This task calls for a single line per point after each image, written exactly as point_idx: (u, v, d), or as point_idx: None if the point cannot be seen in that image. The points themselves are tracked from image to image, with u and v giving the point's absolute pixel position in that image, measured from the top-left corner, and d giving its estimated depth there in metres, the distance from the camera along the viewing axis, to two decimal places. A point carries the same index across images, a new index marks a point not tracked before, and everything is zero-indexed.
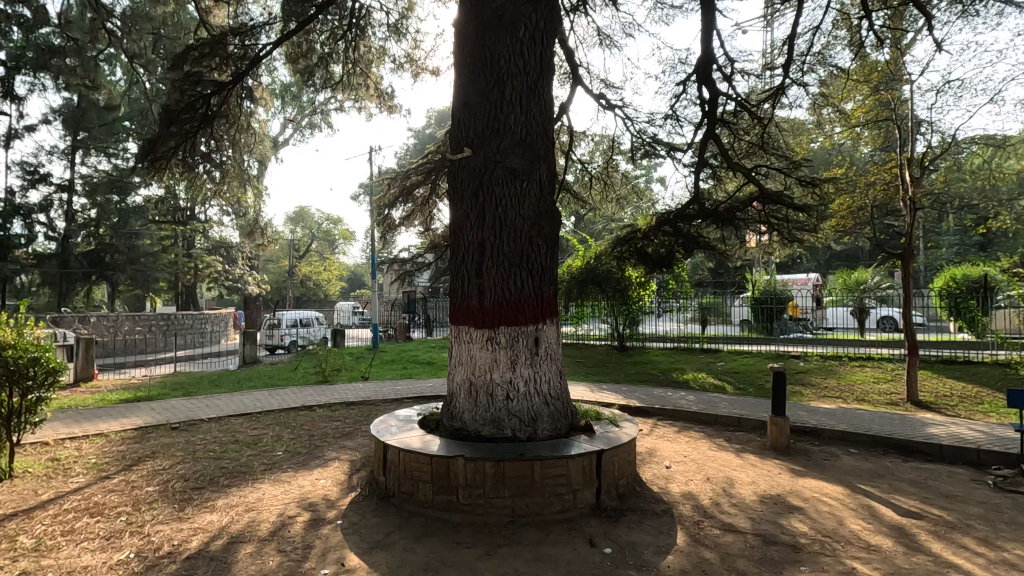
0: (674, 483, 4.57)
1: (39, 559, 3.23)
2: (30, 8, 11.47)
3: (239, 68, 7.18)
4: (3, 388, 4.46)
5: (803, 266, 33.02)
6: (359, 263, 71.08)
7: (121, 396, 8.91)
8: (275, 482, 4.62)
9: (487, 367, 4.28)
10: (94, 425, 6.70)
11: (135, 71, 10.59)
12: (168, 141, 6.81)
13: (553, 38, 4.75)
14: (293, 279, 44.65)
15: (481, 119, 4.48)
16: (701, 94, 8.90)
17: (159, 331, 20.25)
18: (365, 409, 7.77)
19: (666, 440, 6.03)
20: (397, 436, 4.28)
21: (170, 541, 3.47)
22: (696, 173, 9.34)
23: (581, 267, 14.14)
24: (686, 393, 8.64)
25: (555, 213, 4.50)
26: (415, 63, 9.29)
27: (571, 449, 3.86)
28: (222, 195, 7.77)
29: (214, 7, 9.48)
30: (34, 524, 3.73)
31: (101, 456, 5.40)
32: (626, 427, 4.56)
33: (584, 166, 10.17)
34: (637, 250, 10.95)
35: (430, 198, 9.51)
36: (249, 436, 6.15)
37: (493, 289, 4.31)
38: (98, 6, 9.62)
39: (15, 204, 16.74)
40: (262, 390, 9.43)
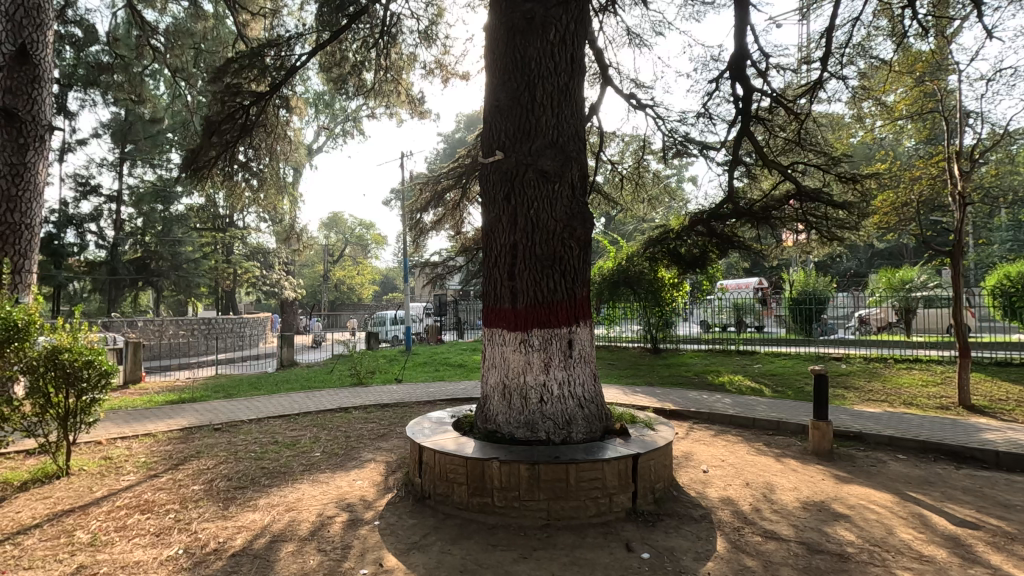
0: (713, 487, 4.48)
1: (95, 554, 3.38)
2: (81, 28, 12.09)
3: (276, 78, 7.36)
4: (60, 389, 4.70)
5: (844, 265, 32.04)
6: (391, 267, 72.36)
7: (167, 397, 9.29)
8: (314, 483, 4.71)
9: (521, 370, 4.28)
10: (143, 426, 6.97)
11: (178, 86, 11.07)
12: (210, 151, 7.07)
13: (583, 39, 4.73)
14: (328, 283, 45.78)
15: (513, 122, 4.49)
16: (734, 91, 8.76)
17: (201, 335, 20.98)
18: (400, 411, 7.88)
19: (702, 444, 5.92)
20: (432, 438, 4.33)
21: (216, 538, 3.59)
22: (730, 172, 9.16)
23: (613, 268, 13.89)
24: (722, 397, 8.45)
25: (587, 214, 4.48)
26: (444, 68, 9.39)
27: (606, 452, 3.83)
28: (260, 202, 8.04)
29: (251, 20, 9.83)
30: (90, 519, 3.91)
31: (149, 455, 5.62)
32: (662, 430, 4.49)
33: (613, 167, 10.08)
34: (670, 251, 11.18)
35: (460, 202, 9.60)
36: (288, 437, 6.32)
37: (525, 291, 4.31)
38: (144, 26, 10.18)
39: (69, 215, 17.66)
40: (300, 392, 9.68)
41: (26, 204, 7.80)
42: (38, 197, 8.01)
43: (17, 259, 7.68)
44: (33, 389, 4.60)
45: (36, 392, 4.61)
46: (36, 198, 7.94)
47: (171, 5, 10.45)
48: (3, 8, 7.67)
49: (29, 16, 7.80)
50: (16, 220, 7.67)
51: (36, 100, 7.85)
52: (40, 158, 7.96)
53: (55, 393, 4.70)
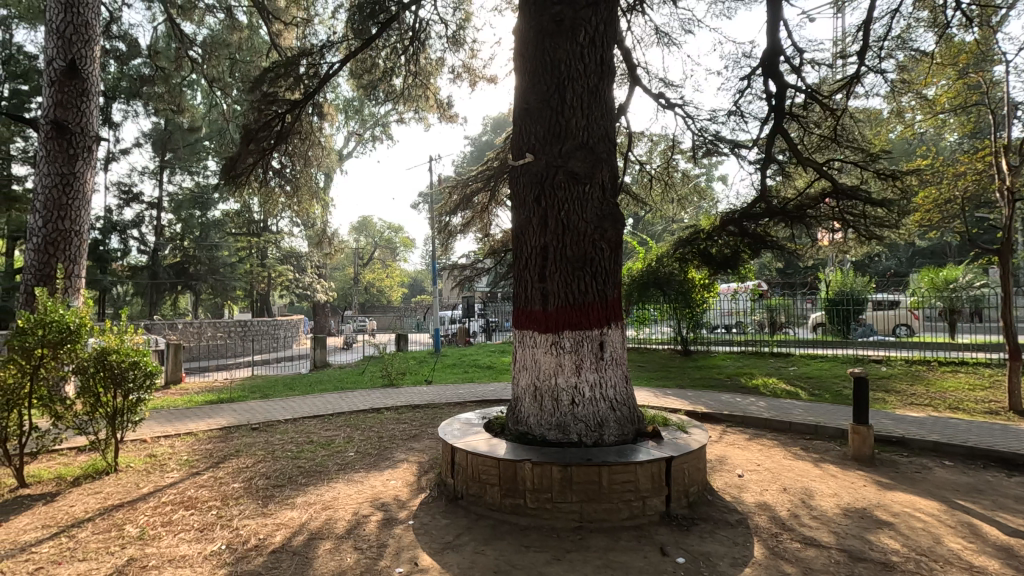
0: (749, 492, 4.39)
1: (143, 547, 3.51)
2: (125, 42, 12.62)
3: (310, 86, 7.55)
4: (108, 389, 4.91)
5: (883, 264, 31.06)
6: (419, 270, 73.13)
7: (207, 397, 9.59)
8: (349, 482, 4.80)
9: (553, 371, 4.28)
10: (185, 425, 7.20)
11: (215, 95, 11.44)
12: (248, 158, 7.29)
13: (613, 40, 4.71)
14: (359, 286, 46.61)
15: (543, 124, 4.50)
16: (766, 89, 8.61)
17: (237, 336, 21.58)
18: (430, 412, 7.96)
19: (737, 448, 5.81)
20: (465, 439, 4.36)
21: (256, 535, 3.69)
22: (762, 171, 8.98)
23: (642, 269, 13.67)
24: (756, 399, 8.28)
25: (618, 215, 4.45)
26: (471, 72, 9.46)
27: (639, 455, 3.80)
28: (293, 207, 8.23)
29: (283, 30, 10.10)
30: (137, 514, 4.06)
31: (191, 453, 5.81)
32: (695, 433, 4.44)
33: (642, 167, 10.00)
34: (700, 252, 11.04)
35: (488, 205, 9.65)
36: (323, 436, 6.45)
37: (556, 293, 4.31)
38: (182, 38, 10.57)
39: (113, 221, 18.40)
40: (333, 392, 9.86)
41: (76, 212, 8.18)
42: (87, 205, 8.40)
43: (68, 264, 8.07)
44: (84, 388, 4.80)
45: (87, 392, 4.82)
46: (85, 206, 8.32)
47: (207, 18, 10.81)
48: (55, 26, 8.07)
49: (78, 33, 8.17)
50: (67, 227, 8.07)
51: (85, 112, 8.22)
52: (89, 168, 8.34)
53: (103, 392, 4.91)
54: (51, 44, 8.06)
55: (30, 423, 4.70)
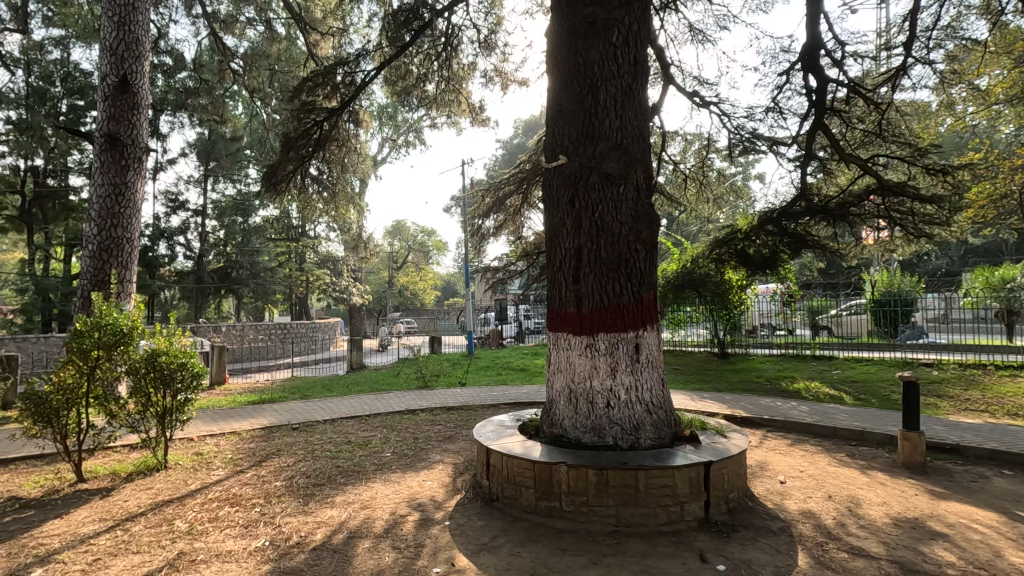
0: (791, 499, 4.27)
1: (192, 542, 3.65)
2: (172, 56, 13.20)
3: (347, 94, 7.74)
4: (158, 389, 5.12)
5: (932, 263, 29.75)
6: (451, 273, 73.74)
7: (249, 398, 9.90)
8: (386, 482, 4.87)
9: (587, 374, 4.26)
10: (229, 425, 7.45)
11: (255, 105, 11.81)
12: (288, 165, 7.51)
13: (646, 39, 4.66)
14: (393, 289, 47.41)
15: (576, 126, 4.48)
16: (805, 85, 8.39)
17: (277, 339, 22.22)
18: (464, 414, 8.01)
19: (778, 454, 5.64)
20: (500, 441, 4.38)
21: (298, 532, 3.79)
22: (802, 168, 8.73)
23: (677, 270, 13.07)
24: (798, 404, 8.02)
25: (654, 216, 4.40)
26: (503, 75, 9.49)
27: (676, 459, 3.74)
28: (330, 212, 8.43)
29: (320, 40, 10.39)
30: (186, 510, 4.22)
31: (235, 451, 6.00)
32: (735, 438, 4.34)
33: (676, 167, 9.85)
34: (737, 252, 10.78)
35: (521, 207, 9.67)
36: (360, 437, 6.57)
37: (591, 295, 4.29)
38: (225, 51, 10.98)
39: (161, 228, 19.21)
40: (369, 394, 10.05)
41: (128, 220, 8.58)
42: (138, 213, 8.79)
43: (120, 270, 8.48)
44: (136, 388, 5.03)
45: (138, 392, 5.04)
46: (136, 214, 8.72)
47: (248, 30, 11.20)
48: (109, 44, 8.49)
49: (129, 50, 8.57)
50: (120, 235, 8.47)
51: (136, 124, 8.61)
52: (139, 178, 8.73)
53: (154, 392, 5.12)
54: (105, 61, 8.48)
55: (88, 421, 4.94)
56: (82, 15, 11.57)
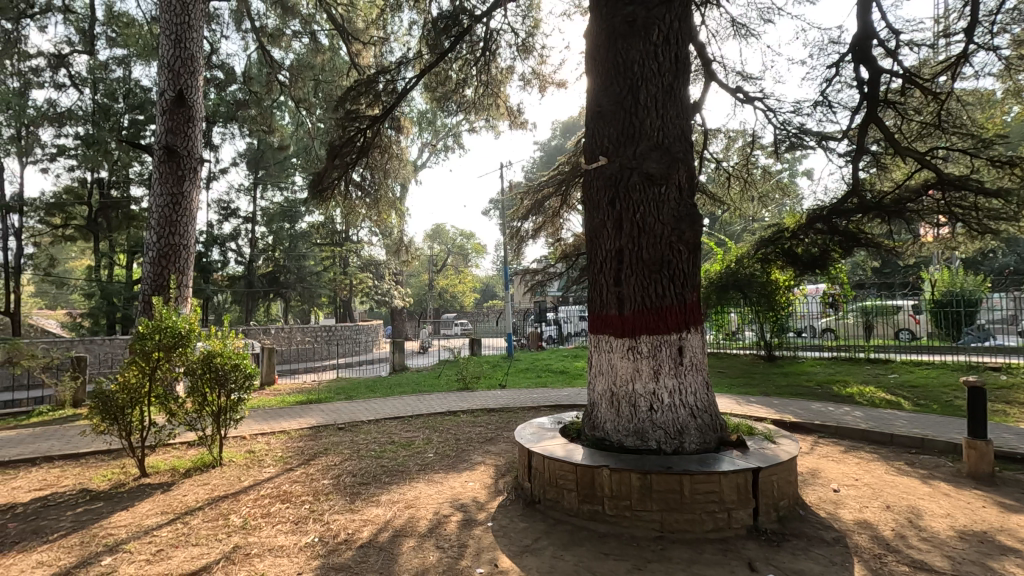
0: (846, 509, 4.10)
1: (246, 536, 3.80)
2: (224, 71, 13.83)
3: (388, 102, 7.92)
4: (213, 389, 5.37)
5: (998, 261, 27.98)
6: (490, 275, 74.16)
7: (297, 398, 10.24)
8: (429, 482, 4.95)
9: (630, 376, 4.21)
10: (279, 424, 7.72)
11: (301, 115, 12.22)
12: (332, 172, 7.74)
13: (688, 36, 4.58)
14: (433, 291, 48.14)
15: (617, 126, 4.45)
16: (856, 77, 8.07)
17: (322, 341, 22.90)
18: (505, 416, 8.05)
19: (831, 461, 5.42)
20: (541, 444, 4.37)
21: (345, 529, 3.89)
22: (853, 164, 8.39)
23: (720, 271, 12.69)
24: (851, 409, 7.68)
25: (696, 215, 4.31)
26: (541, 77, 9.51)
27: (723, 465, 3.65)
28: (372, 217, 8.62)
29: (362, 49, 10.67)
30: (240, 505, 4.41)
31: (285, 450, 6.22)
32: (784, 444, 4.20)
33: (719, 165, 9.64)
34: (784, 252, 10.43)
35: (560, 209, 9.65)
36: (403, 437, 6.69)
37: (633, 296, 4.24)
38: (273, 64, 11.42)
39: (214, 235, 20.11)
40: (411, 395, 10.21)
41: (184, 227, 9.02)
42: (193, 221, 9.24)
43: (178, 275, 8.93)
44: (193, 388, 5.28)
45: (196, 392, 5.30)
46: (191, 222, 9.17)
47: (294, 43, 11.61)
48: (167, 61, 8.95)
49: (185, 66, 9.01)
50: (177, 242, 8.92)
51: (191, 136, 9.05)
52: (195, 187, 9.18)
53: (209, 392, 5.37)
54: (163, 78, 8.95)
55: (150, 419, 5.21)
56: (142, 35, 12.27)
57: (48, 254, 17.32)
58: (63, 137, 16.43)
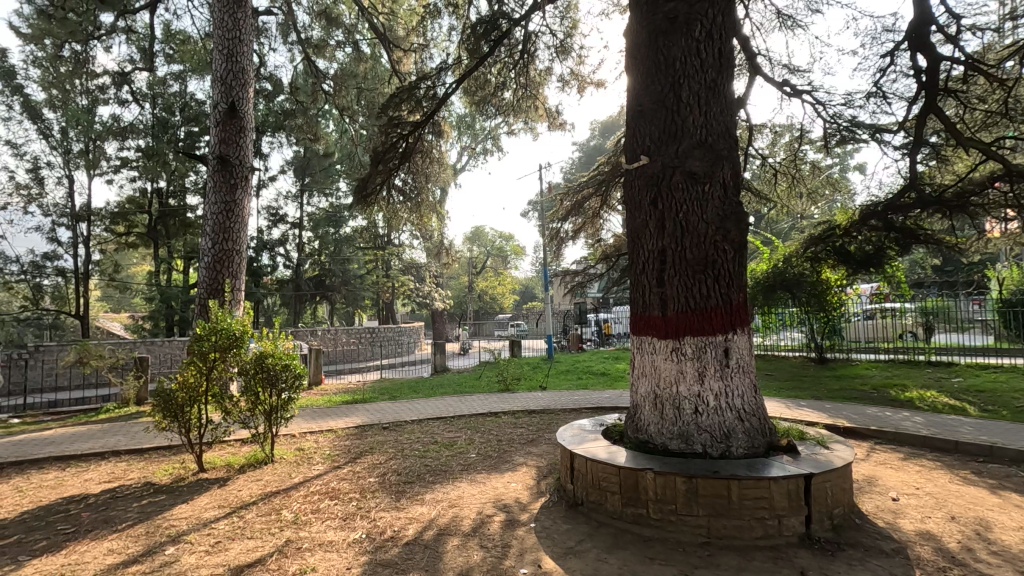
0: (906, 518, 3.91)
1: (298, 531, 3.94)
2: (272, 82, 14.38)
3: (429, 107, 8.05)
4: (266, 389, 5.59)
5: None
6: (528, 276, 74.21)
7: (343, 398, 10.51)
8: (472, 482, 5.00)
9: (673, 379, 4.14)
10: (326, 423, 7.95)
11: (345, 122, 12.53)
12: (376, 178, 7.93)
13: (732, 30, 4.47)
14: (473, 293, 48.63)
15: (659, 125, 4.39)
16: (913, 66, 7.70)
17: (366, 342, 23.44)
18: (546, 417, 8.05)
19: (889, 469, 5.17)
20: (584, 445, 4.36)
21: (391, 527, 3.98)
22: (911, 156, 7.99)
23: (767, 271, 12.29)
24: (911, 415, 7.31)
25: (742, 214, 4.20)
26: (580, 78, 9.47)
27: (772, 470, 3.54)
28: (412, 220, 8.76)
29: (403, 56, 10.90)
30: (292, 501, 4.57)
31: (332, 448, 6.41)
32: (839, 449, 4.04)
33: (765, 162, 9.36)
34: (836, 250, 10.04)
35: (600, 210, 9.58)
36: (446, 438, 6.78)
37: (676, 297, 4.17)
38: (318, 74, 11.80)
39: (264, 240, 20.92)
40: (453, 396, 10.33)
41: (237, 233, 9.42)
42: (245, 227, 9.64)
43: (232, 279, 9.32)
44: (247, 388, 5.51)
45: (249, 391, 5.52)
46: (243, 228, 9.57)
47: (337, 53, 11.94)
48: (220, 75, 9.38)
49: (236, 78, 9.42)
50: (230, 247, 9.32)
51: (243, 146, 9.44)
52: (246, 195, 9.57)
53: (262, 391, 5.59)
54: (216, 91, 9.38)
55: (207, 417, 5.45)
56: (197, 52, 12.89)
57: (112, 260, 18.38)
58: (125, 150, 17.42)
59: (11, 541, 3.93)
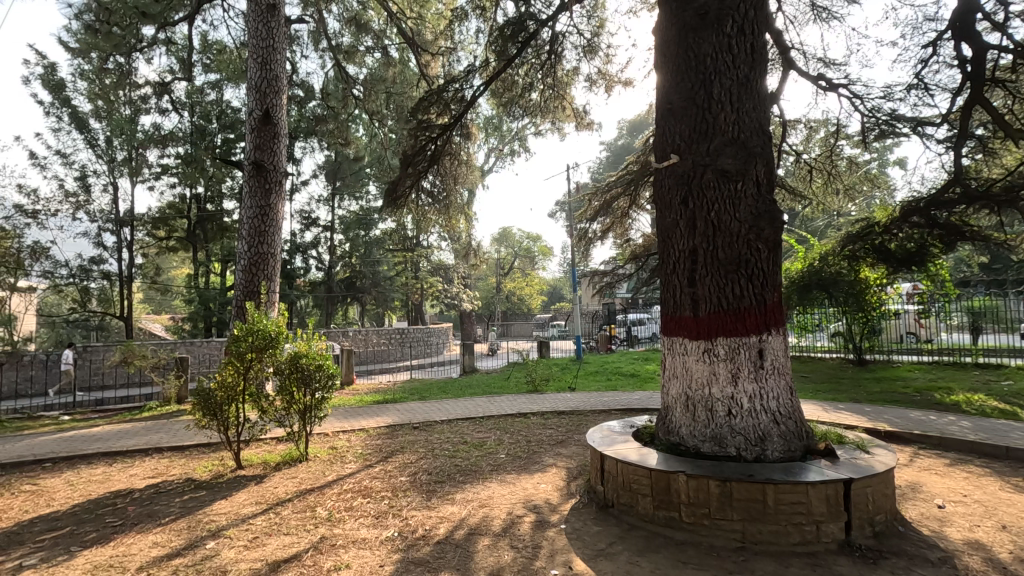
0: (954, 527, 3.76)
1: (332, 528, 4.01)
2: (304, 88, 14.72)
3: (457, 110, 8.11)
4: (301, 388, 5.73)
5: None
6: (556, 276, 74.04)
7: (374, 397, 10.67)
8: (502, 482, 5.02)
9: (706, 380, 4.07)
10: (358, 422, 8.09)
11: (375, 126, 12.74)
12: (405, 180, 8.03)
13: (764, 25, 4.38)
14: (500, 294, 48.83)
15: (689, 123, 4.33)
16: (957, 56, 7.42)
17: (396, 343, 23.76)
18: (575, 418, 8.01)
19: (935, 475, 4.98)
20: (614, 447, 4.33)
21: (422, 525, 4.02)
22: (954, 150, 7.68)
23: (802, 270, 11.96)
24: (957, 419, 7.01)
25: (776, 212, 4.11)
26: (607, 77, 9.41)
27: (810, 475, 3.45)
28: (441, 222, 8.83)
29: (430, 60, 11.03)
30: (326, 499, 4.67)
31: (365, 447, 6.52)
32: (880, 454, 3.91)
33: (799, 158, 9.13)
34: (875, 248, 9.70)
35: (629, 209, 9.51)
36: (476, 438, 6.82)
37: (708, 298, 4.10)
38: (348, 79, 12.02)
39: (296, 243, 21.42)
40: (482, 397, 10.38)
41: (271, 237, 9.67)
42: (279, 231, 9.89)
43: (267, 281, 9.57)
44: (283, 387, 5.66)
45: (285, 391, 5.67)
46: (278, 231, 9.82)
47: (367, 58, 12.15)
48: (255, 83, 9.65)
49: (270, 86, 9.67)
50: (266, 250, 9.58)
51: (277, 151, 9.69)
52: (280, 200, 9.82)
53: (297, 391, 5.73)
54: (252, 98, 9.65)
55: (244, 416, 5.61)
56: (233, 61, 13.29)
57: (154, 264, 19.08)
58: (166, 157, 18.08)
59: (64, 532, 4.12)
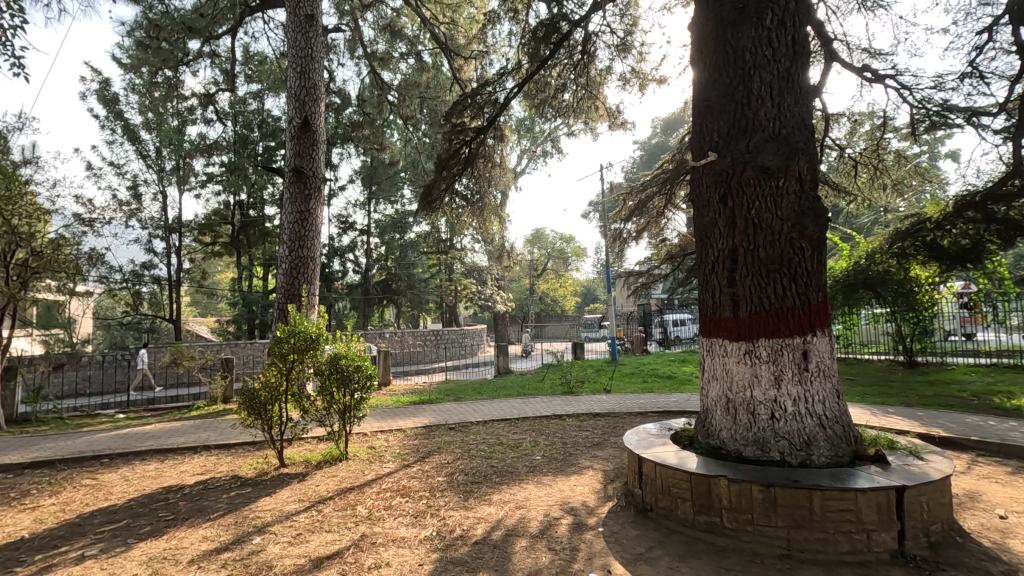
0: (1016, 539, 3.55)
1: (372, 526, 4.09)
2: (341, 95, 15.07)
3: (490, 112, 8.15)
4: (341, 389, 5.87)
5: None
6: (589, 277, 73.56)
7: (410, 398, 10.82)
8: (538, 484, 5.00)
9: (747, 383, 3.98)
10: (395, 423, 8.21)
11: (409, 131, 12.93)
12: (440, 184, 8.11)
13: (806, 17, 4.26)
14: (534, 295, 48.82)
15: (727, 119, 4.24)
16: (1014, 42, 7.04)
17: (431, 344, 24.03)
18: (611, 420, 7.94)
19: (995, 484, 4.71)
20: (652, 450, 4.27)
21: (460, 526, 4.05)
22: (1013, 141, 7.28)
23: (848, 268, 11.52)
24: (1019, 425, 6.63)
25: (820, 209, 3.98)
26: (641, 76, 9.31)
27: (859, 481, 3.33)
28: (474, 224, 8.89)
29: (463, 64, 11.14)
30: (365, 497, 4.76)
31: (402, 447, 6.62)
32: (935, 461, 3.73)
33: (843, 153, 8.82)
34: (926, 245, 9.26)
35: (664, 208, 9.36)
36: (511, 439, 6.83)
37: (749, 298, 4.01)
38: (383, 85, 12.23)
39: (334, 247, 21.94)
40: (517, 398, 10.40)
41: (311, 241, 9.93)
42: (318, 235, 10.15)
43: (307, 284, 9.83)
44: (323, 388, 5.82)
45: (325, 391, 5.82)
46: (317, 235, 10.07)
47: (401, 64, 12.34)
48: (294, 92, 9.94)
49: (309, 94, 9.93)
50: (305, 254, 9.85)
51: (315, 158, 9.95)
52: (319, 205, 10.07)
53: (337, 391, 5.88)
54: (291, 107, 9.94)
55: (287, 415, 5.77)
56: (273, 71, 13.73)
57: (201, 268, 19.84)
58: (211, 166, 18.79)
59: (121, 525, 4.33)
